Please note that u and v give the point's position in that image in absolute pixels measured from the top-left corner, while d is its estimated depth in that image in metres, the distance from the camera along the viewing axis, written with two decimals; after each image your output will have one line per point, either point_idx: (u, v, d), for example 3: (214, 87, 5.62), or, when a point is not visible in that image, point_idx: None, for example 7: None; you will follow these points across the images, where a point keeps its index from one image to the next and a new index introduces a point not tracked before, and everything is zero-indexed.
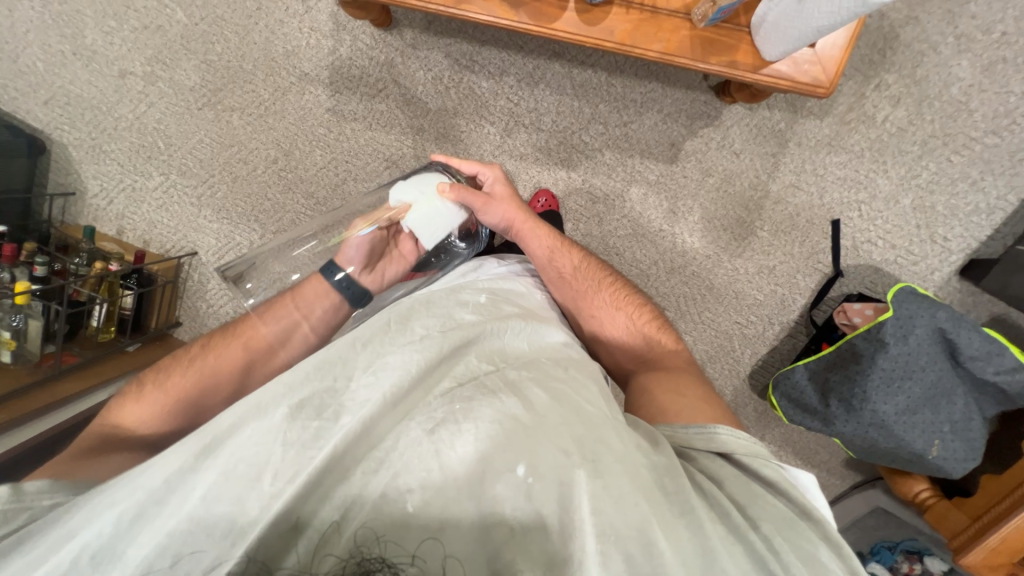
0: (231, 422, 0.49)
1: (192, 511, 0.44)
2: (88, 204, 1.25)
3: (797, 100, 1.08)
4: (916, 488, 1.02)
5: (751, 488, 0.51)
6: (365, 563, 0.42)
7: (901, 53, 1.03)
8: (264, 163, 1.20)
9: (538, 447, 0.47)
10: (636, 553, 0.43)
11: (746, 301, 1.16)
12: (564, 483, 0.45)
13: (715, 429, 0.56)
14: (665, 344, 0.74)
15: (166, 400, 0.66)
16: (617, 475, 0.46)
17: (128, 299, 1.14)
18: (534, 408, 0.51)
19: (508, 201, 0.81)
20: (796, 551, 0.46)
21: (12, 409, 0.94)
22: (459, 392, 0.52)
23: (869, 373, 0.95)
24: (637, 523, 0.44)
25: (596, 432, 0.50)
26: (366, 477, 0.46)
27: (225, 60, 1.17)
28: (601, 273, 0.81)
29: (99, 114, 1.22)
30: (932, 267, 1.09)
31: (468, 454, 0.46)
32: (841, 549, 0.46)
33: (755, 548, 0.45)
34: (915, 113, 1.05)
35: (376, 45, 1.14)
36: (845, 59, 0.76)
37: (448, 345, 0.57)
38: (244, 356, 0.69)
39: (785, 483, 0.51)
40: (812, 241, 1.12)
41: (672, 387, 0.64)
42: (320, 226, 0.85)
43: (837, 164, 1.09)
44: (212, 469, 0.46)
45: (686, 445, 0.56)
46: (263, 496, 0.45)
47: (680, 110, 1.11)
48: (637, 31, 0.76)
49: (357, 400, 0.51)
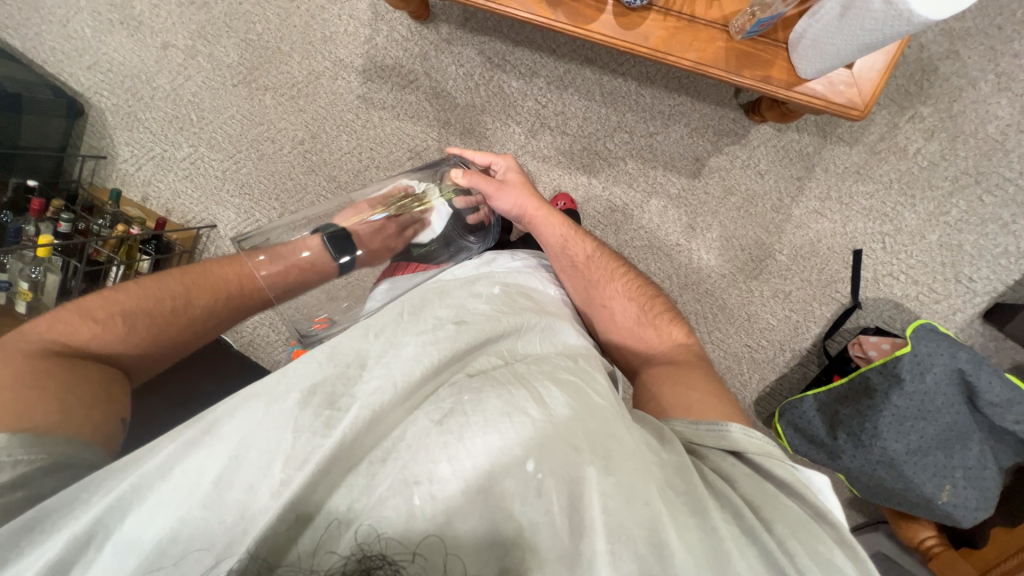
0: (236, 411, 0.48)
1: (204, 496, 0.43)
2: (117, 169, 1.28)
3: (827, 125, 1.07)
4: (922, 534, 0.97)
5: (765, 489, 0.49)
6: (365, 561, 0.39)
7: (937, 86, 1.01)
8: (290, 143, 1.22)
9: (549, 445, 0.46)
10: (647, 554, 0.41)
11: (758, 325, 1.14)
12: (573, 481, 0.44)
13: (729, 427, 0.54)
14: (675, 336, 0.72)
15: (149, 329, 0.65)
16: (627, 471, 0.45)
17: (145, 264, 1.16)
18: (545, 403, 0.49)
19: (519, 187, 0.82)
20: (809, 554, 0.44)
21: None
22: (467, 384, 0.51)
23: (882, 408, 0.92)
24: (648, 522, 0.43)
25: (607, 429, 0.48)
26: (374, 468, 0.45)
27: (264, 40, 1.20)
28: (615, 264, 0.79)
29: (138, 83, 1.25)
30: (955, 307, 1.06)
31: (478, 449, 0.44)
32: (856, 553, 0.45)
33: (768, 548, 0.43)
34: (948, 147, 1.03)
35: (412, 38, 1.16)
36: (882, 82, 0.75)
37: (461, 335, 0.56)
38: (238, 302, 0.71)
39: (798, 484, 0.50)
40: (832, 269, 1.10)
41: (682, 381, 0.62)
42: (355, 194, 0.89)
43: (864, 193, 1.07)
44: (222, 453, 0.45)
45: (697, 442, 0.54)
46: (274, 483, 0.43)
47: (707, 126, 1.11)
48: (672, 39, 0.76)
49: (367, 384, 0.49)
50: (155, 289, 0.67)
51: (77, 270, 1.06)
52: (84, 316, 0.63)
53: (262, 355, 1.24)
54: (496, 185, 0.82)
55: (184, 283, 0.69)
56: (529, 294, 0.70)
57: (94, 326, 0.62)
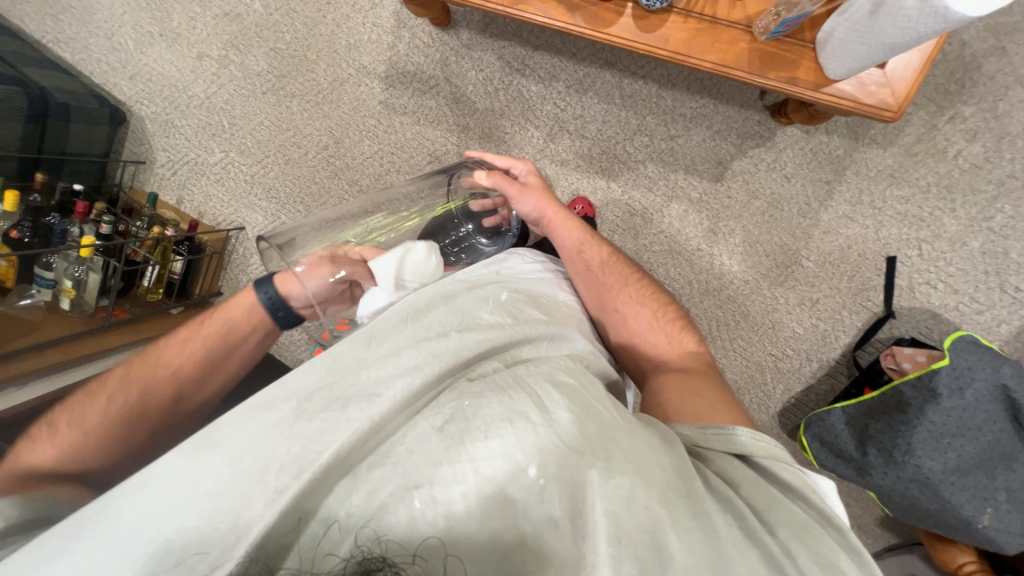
0: (236, 420, 0.49)
1: (201, 504, 0.44)
2: (155, 173, 1.35)
3: (860, 126, 1.02)
4: (961, 559, 0.92)
5: (770, 494, 0.47)
6: (365, 562, 0.41)
7: (981, 85, 0.96)
8: (315, 148, 1.26)
9: (549, 450, 0.44)
10: (647, 557, 0.41)
11: (783, 333, 1.10)
12: (575, 485, 0.43)
13: (735, 430, 0.53)
14: (687, 346, 0.70)
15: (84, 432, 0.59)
16: (628, 474, 0.44)
17: (178, 264, 1.22)
18: (547, 409, 0.47)
19: (539, 190, 0.82)
20: (813, 557, 0.42)
21: (64, 350, 1.06)
22: (468, 388, 0.51)
23: (917, 425, 0.88)
24: (648, 526, 0.42)
25: (608, 433, 0.47)
26: (372, 470, 0.45)
27: (292, 49, 1.24)
28: (630, 270, 0.78)
29: (175, 92, 1.32)
30: (999, 318, 1.00)
31: (478, 453, 0.44)
32: (863, 560, 0.43)
33: (772, 553, 0.42)
34: (993, 149, 0.97)
35: (433, 44, 1.18)
36: (917, 82, 0.71)
37: (461, 343, 0.56)
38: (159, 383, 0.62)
39: (809, 490, 0.48)
40: (863, 276, 1.05)
41: (692, 389, 0.61)
42: (365, 203, 0.84)
43: (899, 198, 1.03)
44: (218, 462, 0.46)
45: (705, 446, 0.52)
46: (268, 491, 0.44)
47: (731, 128, 1.08)
48: (693, 41, 0.74)
49: (367, 389, 0.50)
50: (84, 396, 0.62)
51: (116, 269, 1.11)
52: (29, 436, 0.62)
53: (285, 354, 1.28)
54: (517, 187, 0.82)
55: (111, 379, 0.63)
56: (536, 299, 0.69)
57: (41, 444, 0.60)
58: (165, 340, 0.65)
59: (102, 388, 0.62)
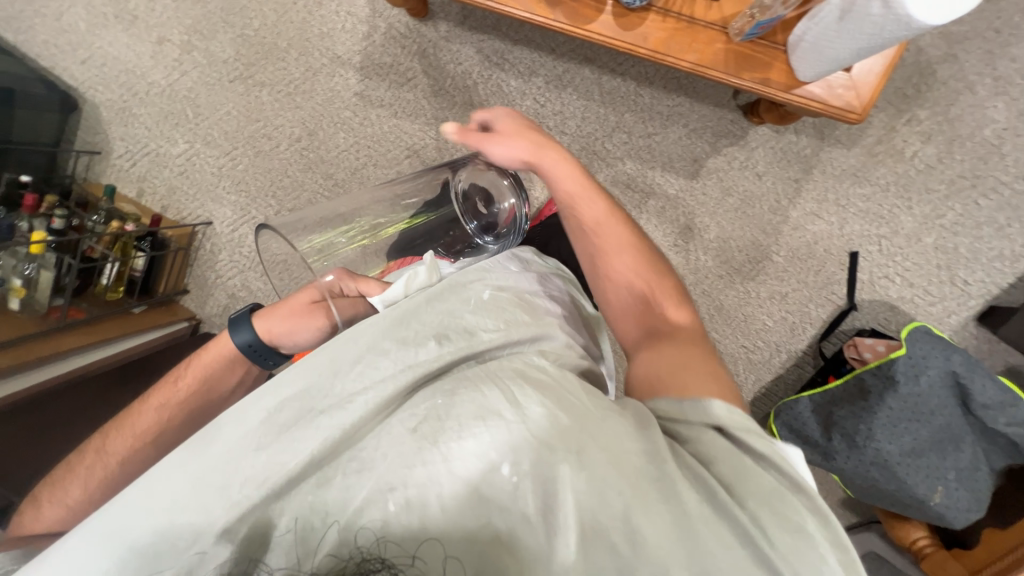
0: (201, 433, 0.48)
1: (172, 518, 0.44)
2: (112, 164, 1.27)
3: (825, 127, 1.07)
4: (915, 534, 0.99)
5: (741, 462, 0.43)
6: (365, 563, 0.38)
7: (935, 90, 1.02)
8: (287, 140, 1.22)
9: (520, 446, 0.43)
10: (620, 545, 0.39)
11: (754, 326, 1.14)
12: (547, 479, 0.42)
13: (710, 402, 0.47)
14: (684, 317, 0.63)
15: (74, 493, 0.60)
16: (600, 462, 0.42)
17: (140, 261, 1.16)
18: (519, 403, 0.45)
19: (527, 141, 0.70)
20: (780, 523, 0.39)
21: (15, 354, 0.93)
22: (441, 386, 0.48)
23: (876, 411, 0.93)
24: (620, 513, 0.40)
25: (580, 421, 0.45)
26: (348, 478, 0.43)
27: (261, 36, 1.19)
28: (632, 232, 0.69)
29: (133, 78, 1.24)
30: (950, 310, 1.07)
31: (451, 455, 0.43)
32: (837, 530, 0.40)
33: (738, 525, 0.39)
34: (945, 150, 1.03)
35: (410, 35, 1.15)
36: (880, 86, 0.75)
37: (440, 350, 0.52)
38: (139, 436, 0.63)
39: (781, 455, 0.43)
40: (828, 271, 1.10)
41: (681, 360, 0.54)
42: (370, 200, 0.78)
43: (861, 196, 1.08)
44: (182, 477, 0.45)
45: (679, 419, 0.48)
46: (234, 499, 0.43)
47: (706, 126, 1.11)
48: (672, 40, 0.75)
49: (340, 398, 0.48)
50: (72, 461, 0.63)
51: (71, 266, 1.05)
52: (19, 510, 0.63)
53: None
54: (505, 137, 0.70)
55: (94, 441, 0.64)
56: (522, 298, 0.62)
57: (36, 512, 0.61)
58: (142, 396, 0.66)
59: (88, 450, 0.63)
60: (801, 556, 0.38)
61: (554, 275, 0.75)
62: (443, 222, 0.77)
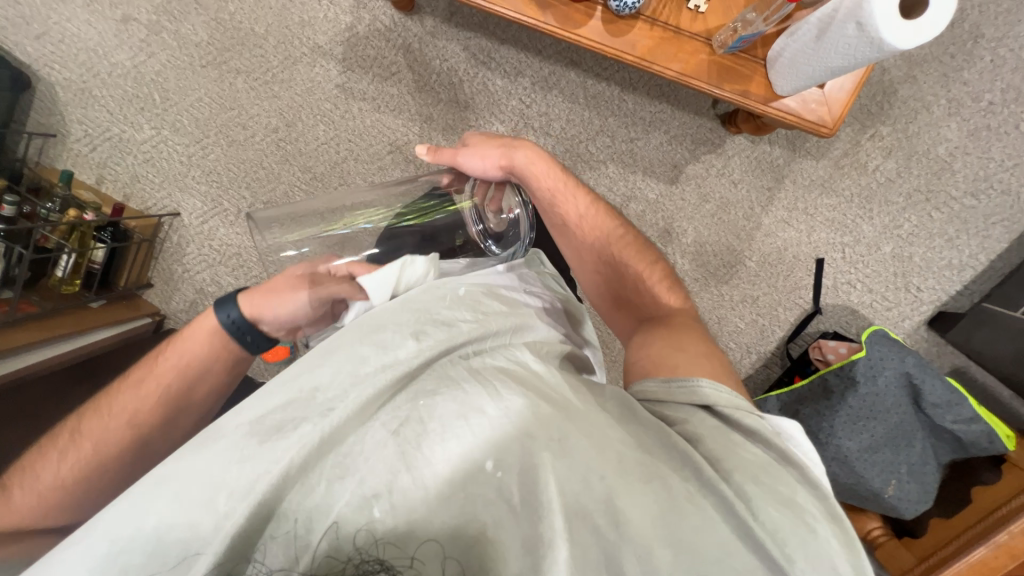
0: (180, 451, 0.46)
1: (150, 539, 0.42)
2: (68, 148, 1.19)
3: (797, 139, 1.12)
4: (869, 525, 1.07)
5: (729, 439, 0.46)
6: (364, 564, 0.40)
7: (896, 108, 1.08)
8: (263, 130, 1.17)
9: (504, 440, 0.43)
10: (603, 525, 0.41)
11: (727, 328, 1.18)
12: (529, 472, 0.43)
13: (698, 382, 0.51)
14: (668, 304, 0.68)
15: (49, 487, 0.55)
16: (584, 451, 0.43)
17: (99, 252, 1.09)
18: (500, 397, 0.45)
19: (497, 144, 0.75)
20: (771, 496, 0.42)
21: None
22: (422, 386, 0.48)
23: (838, 409, 0.99)
24: (604, 495, 0.42)
25: (562, 412, 0.45)
26: (332, 486, 0.42)
27: (237, 20, 1.14)
28: (614, 225, 0.75)
29: (94, 57, 1.17)
30: (904, 314, 1.14)
31: (436, 456, 0.43)
32: (820, 491, 0.44)
33: (728, 501, 0.42)
34: (903, 165, 1.10)
35: (395, 28, 1.13)
36: (850, 103, 0.79)
37: (419, 347, 0.50)
38: (127, 427, 0.57)
39: (767, 430, 0.47)
40: (796, 276, 1.16)
41: (674, 343, 0.58)
42: (377, 196, 0.75)
43: (828, 205, 1.13)
44: (164, 493, 0.43)
45: (667, 400, 0.51)
46: (217, 516, 0.42)
47: (686, 134, 1.14)
48: (658, 49, 0.77)
49: (318, 406, 0.46)
50: (41, 451, 0.57)
51: (22, 256, 0.98)
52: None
53: None
54: (474, 146, 0.76)
55: (71, 429, 0.58)
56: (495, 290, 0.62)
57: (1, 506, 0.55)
58: (126, 379, 0.60)
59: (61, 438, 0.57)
60: (788, 533, 0.41)
61: (533, 272, 0.74)
62: (453, 221, 0.73)
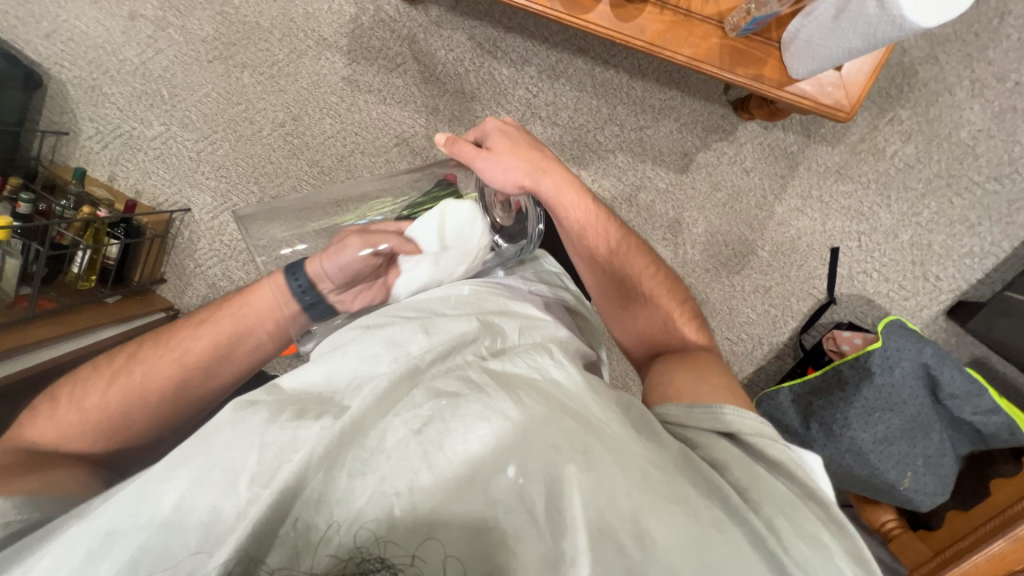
0: (207, 433, 0.46)
1: (165, 521, 0.42)
2: (80, 146, 1.21)
3: (812, 125, 1.09)
4: (883, 517, 1.04)
5: (755, 470, 0.47)
6: (364, 564, 0.39)
7: (917, 90, 1.05)
8: (271, 125, 1.17)
9: (528, 447, 0.44)
10: (630, 546, 0.40)
11: (739, 319, 1.17)
12: (552, 481, 0.43)
13: (722, 409, 0.52)
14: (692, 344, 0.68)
15: (87, 415, 0.57)
16: (608, 465, 0.44)
17: (113, 248, 1.10)
18: (523, 402, 0.47)
19: (526, 163, 0.68)
20: (798, 530, 0.43)
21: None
22: (445, 386, 0.48)
23: (853, 400, 0.98)
24: (630, 514, 0.41)
25: (587, 425, 0.46)
26: (352, 480, 0.43)
27: (242, 14, 1.14)
28: (641, 261, 0.74)
29: (103, 54, 1.17)
30: (922, 304, 1.11)
31: (458, 456, 0.43)
32: (845, 529, 0.45)
33: (755, 530, 0.42)
34: (923, 150, 1.06)
35: (399, 19, 1.12)
36: (868, 85, 0.77)
37: (431, 341, 0.53)
38: (176, 372, 0.59)
39: (791, 464, 0.48)
40: (810, 266, 1.13)
41: (697, 375, 0.59)
42: (380, 185, 0.76)
43: (843, 192, 1.11)
44: (186, 476, 0.43)
45: (690, 425, 0.53)
46: (239, 502, 0.42)
47: (696, 121, 1.11)
48: (668, 33, 0.75)
49: (342, 402, 0.47)
50: (93, 375, 0.60)
51: (39, 253, 1.00)
52: (25, 413, 0.60)
53: None
54: (499, 154, 0.68)
55: (127, 358, 0.61)
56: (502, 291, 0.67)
57: (47, 418, 0.57)
58: (190, 319, 0.63)
59: (116, 367, 0.60)
60: (817, 569, 0.41)
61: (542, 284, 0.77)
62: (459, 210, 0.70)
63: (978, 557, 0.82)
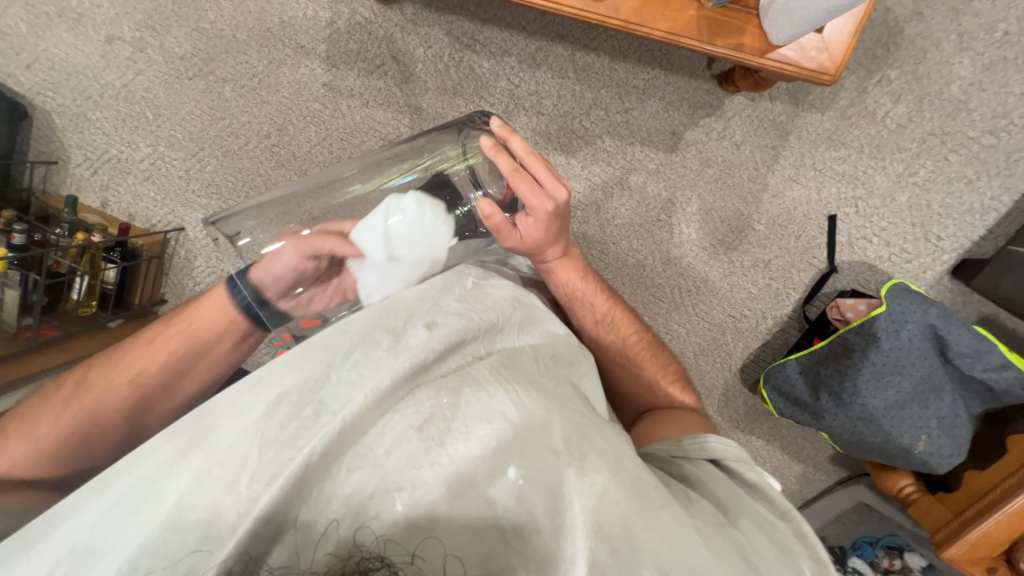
0: (211, 425, 0.46)
1: (165, 517, 0.41)
2: (71, 173, 1.21)
3: (799, 92, 1.08)
4: (900, 483, 1.02)
5: (735, 489, 0.55)
6: (364, 562, 0.38)
7: (903, 48, 1.03)
8: (256, 137, 1.17)
9: (527, 448, 0.45)
10: (621, 549, 0.42)
11: (740, 295, 1.16)
12: (554, 485, 0.44)
13: (707, 438, 0.61)
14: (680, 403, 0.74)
15: (46, 444, 0.60)
16: (602, 470, 0.45)
17: (110, 272, 1.11)
18: (522, 404, 0.48)
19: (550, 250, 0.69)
20: (771, 540, 0.49)
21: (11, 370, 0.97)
22: (445, 382, 0.49)
23: (861, 366, 0.95)
24: (621, 521, 0.43)
25: (583, 430, 0.49)
26: (352, 475, 0.43)
27: (218, 29, 1.14)
28: (631, 328, 0.78)
29: (84, 80, 1.18)
30: (925, 265, 1.10)
31: (459, 456, 0.44)
32: (815, 546, 0.50)
33: (737, 540, 0.47)
34: (915, 109, 1.05)
35: (375, 20, 1.11)
36: (851, 45, 0.75)
37: (430, 336, 0.51)
38: (137, 393, 0.63)
39: (765, 485, 0.56)
40: (808, 236, 1.12)
41: (680, 421, 0.68)
42: (360, 164, 0.75)
43: (836, 158, 1.09)
44: (187, 472, 0.43)
45: (681, 453, 0.61)
46: (240, 499, 0.42)
47: (682, 99, 1.10)
48: (643, 9, 0.74)
49: (339, 397, 0.46)
50: (44, 405, 0.62)
51: (37, 282, 1.01)
52: None
53: None
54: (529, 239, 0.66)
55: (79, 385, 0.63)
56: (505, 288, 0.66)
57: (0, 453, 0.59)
58: (140, 340, 0.65)
59: (70, 395, 0.62)
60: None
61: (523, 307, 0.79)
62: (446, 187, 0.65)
63: (999, 515, 0.81)
